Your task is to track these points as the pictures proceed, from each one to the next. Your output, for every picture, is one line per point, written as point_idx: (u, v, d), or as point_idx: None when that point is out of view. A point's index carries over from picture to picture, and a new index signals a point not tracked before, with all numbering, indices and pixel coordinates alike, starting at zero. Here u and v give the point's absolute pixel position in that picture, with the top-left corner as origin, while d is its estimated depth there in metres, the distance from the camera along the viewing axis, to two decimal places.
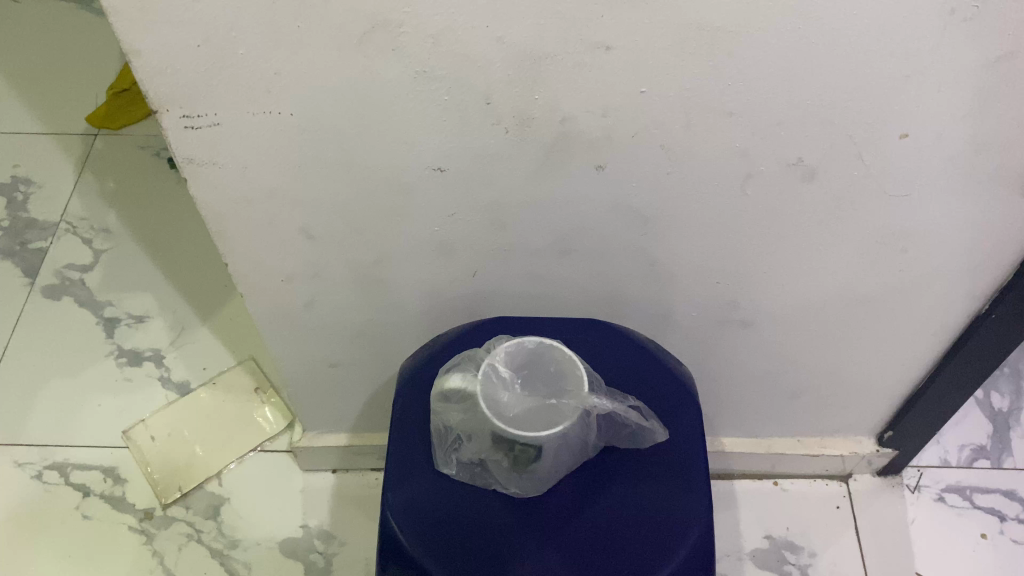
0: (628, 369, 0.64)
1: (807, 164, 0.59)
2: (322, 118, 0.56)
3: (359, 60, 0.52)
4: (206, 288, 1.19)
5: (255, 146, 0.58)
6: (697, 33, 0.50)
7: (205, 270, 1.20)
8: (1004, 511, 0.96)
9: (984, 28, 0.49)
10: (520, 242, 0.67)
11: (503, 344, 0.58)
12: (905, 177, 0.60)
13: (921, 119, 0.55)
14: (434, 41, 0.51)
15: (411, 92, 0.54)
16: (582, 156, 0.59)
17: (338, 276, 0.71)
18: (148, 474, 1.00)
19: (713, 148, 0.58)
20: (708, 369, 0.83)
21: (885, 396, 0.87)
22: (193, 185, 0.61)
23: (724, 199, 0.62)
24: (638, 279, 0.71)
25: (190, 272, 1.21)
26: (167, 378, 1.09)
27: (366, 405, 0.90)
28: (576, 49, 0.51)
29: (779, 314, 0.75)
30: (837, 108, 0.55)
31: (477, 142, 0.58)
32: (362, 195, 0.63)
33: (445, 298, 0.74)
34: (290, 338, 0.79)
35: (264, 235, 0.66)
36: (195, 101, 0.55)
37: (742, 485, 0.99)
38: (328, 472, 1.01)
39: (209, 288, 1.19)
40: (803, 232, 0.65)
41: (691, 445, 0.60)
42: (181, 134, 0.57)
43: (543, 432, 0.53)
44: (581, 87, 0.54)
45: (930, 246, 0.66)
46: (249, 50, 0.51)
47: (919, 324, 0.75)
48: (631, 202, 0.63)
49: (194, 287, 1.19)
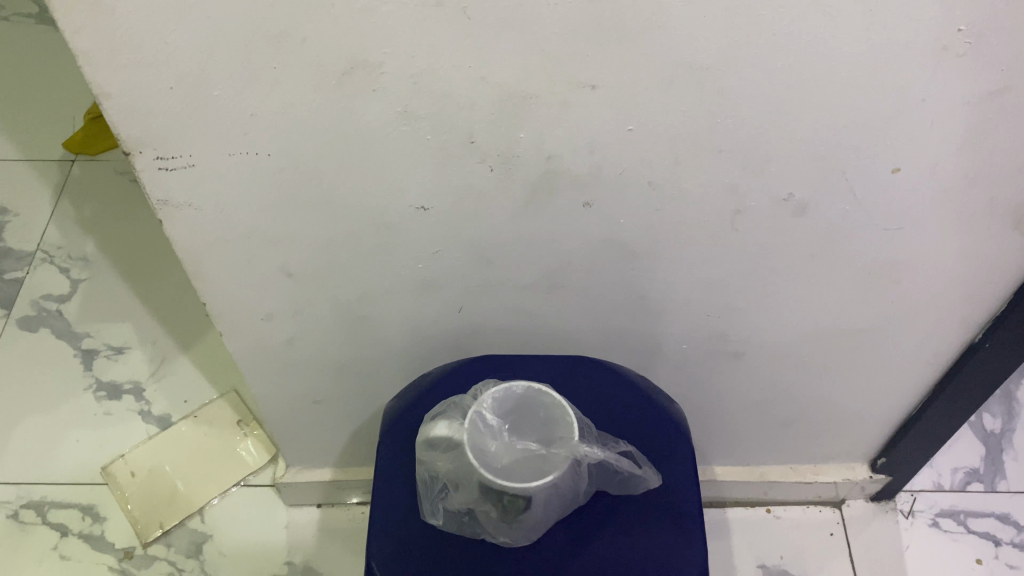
0: (619, 410, 0.63)
1: (798, 200, 0.58)
2: (300, 159, 0.55)
3: (338, 100, 0.51)
4: (186, 318, 1.17)
5: (232, 186, 0.56)
6: (684, 71, 0.49)
7: (185, 299, 1.18)
8: (999, 536, 0.95)
9: (976, 63, 0.48)
10: (507, 278, 0.66)
11: (490, 389, 0.56)
12: (897, 211, 0.59)
13: (914, 153, 0.54)
14: (415, 81, 0.49)
15: (392, 132, 0.53)
16: (569, 193, 0.58)
17: (320, 315, 0.70)
18: (128, 512, 0.97)
19: (702, 184, 0.57)
20: (699, 400, 0.82)
21: (878, 424, 0.85)
22: (169, 227, 0.59)
23: (714, 234, 0.61)
24: (626, 313, 0.70)
25: (171, 302, 1.19)
26: (147, 411, 1.07)
27: (351, 440, 0.89)
28: (563, 88, 0.50)
29: (771, 346, 0.73)
30: (829, 144, 0.54)
31: (461, 181, 0.56)
32: (343, 235, 0.61)
33: (431, 335, 0.73)
34: (271, 376, 0.77)
35: (243, 275, 0.64)
36: (169, 142, 0.53)
37: (735, 513, 0.98)
38: (313, 506, 0.99)
39: (190, 318, 1.17)
40: (794, 265, 0.64)
41: (684, 489, 0.58)
42: (155, 175, 0.55)
43: (533, 483, 0.52)
44: (567, 126, 0.52)
45: (923, 278, 0.65)
46: (224, 92, 0.50)
47: (912, 353, 0.74)
48: (619, 237, 0.61)
49: (174, 317, 1.17)
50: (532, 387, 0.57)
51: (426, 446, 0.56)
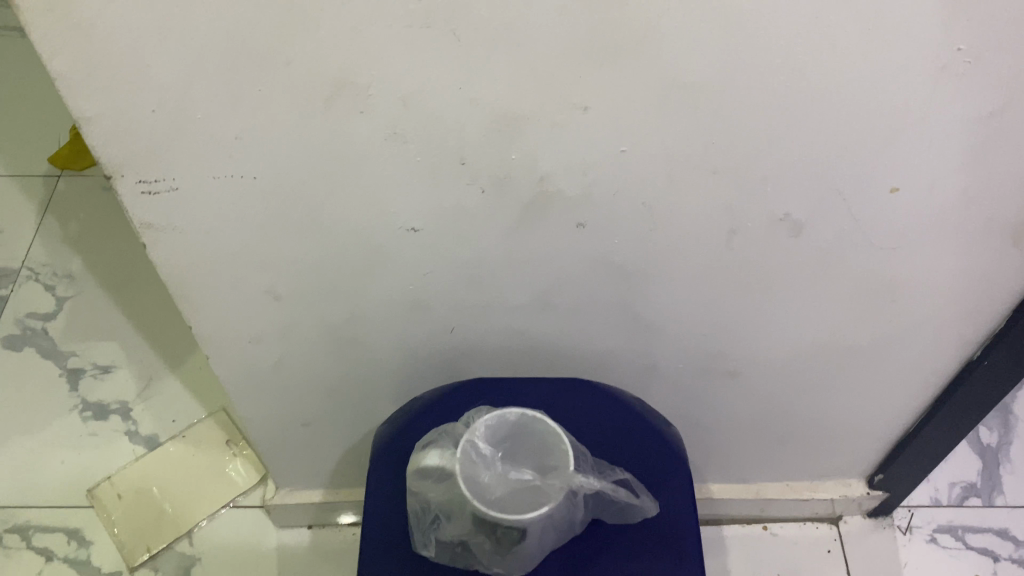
0: (615, 434, 0.61)
1: (795, 220, 0.57)
2: (287, 182, 0.53)
3: (325, 123, 0.49)
4: (174, 336, 1.15)
5: (217, 210, 0.55)
6: (679, 92, 0.48)
7: (172, 317, 1.17)
8: (997, 551, 0.94)
9: (974, 83, 0.47)
10: (499, 300, 0.65)
11: (483, 417, 0.55)
12: (895, 230, 0.58)
13: (913, 173, 0.53)
14: (404, 103, 0.48)
15: (381, 154, 0.52)
16: (561, 214, 0.56)
17: (309, 337, 0.68)
18: (114, 535, 0.96)
19: (697, 205, 0.56)
20: (694, 419, 0.81)
21: (875, 441, 0.85)
22: (153, 251, 0.58)
23: (709, 255, 0.60)
24: (620, 333, 0.69)
25: (158, 319, 1.17)
26: (134, 431, 1.05)
27: (341, 461, 0.87)
28: (555, 109, 0.49)
29: (767, 364, 0.72)
30: (826, 164, 0.53)
31: (452, 203, 0.55)
32: (331, 257, 0.60)
33: (422, 356, 0.71)
34: (259, 399, 0.76)
35: (229, 298, 0.63)
36: (152, 166, 0.51)
37: (732, 531, 0.97)
38: (304, 528, 0.98)
39: (177, 335, 1.15)
40: (790, 285, 0.63)
41: (681, 515, 0.57)
42: (138, 199, 0.54)
43: (528, 515, 0.50)
44: (559, 148, 0.51)
45: (921, 296, 0.64)
46: (207, 115, 0.48)
47: (910, 371, 0.73)
48: (612, 258, 0.60)
49: (161, 335, 1.15)
50: (526, 414, 0.56)
51: (417, 476, 0.54)
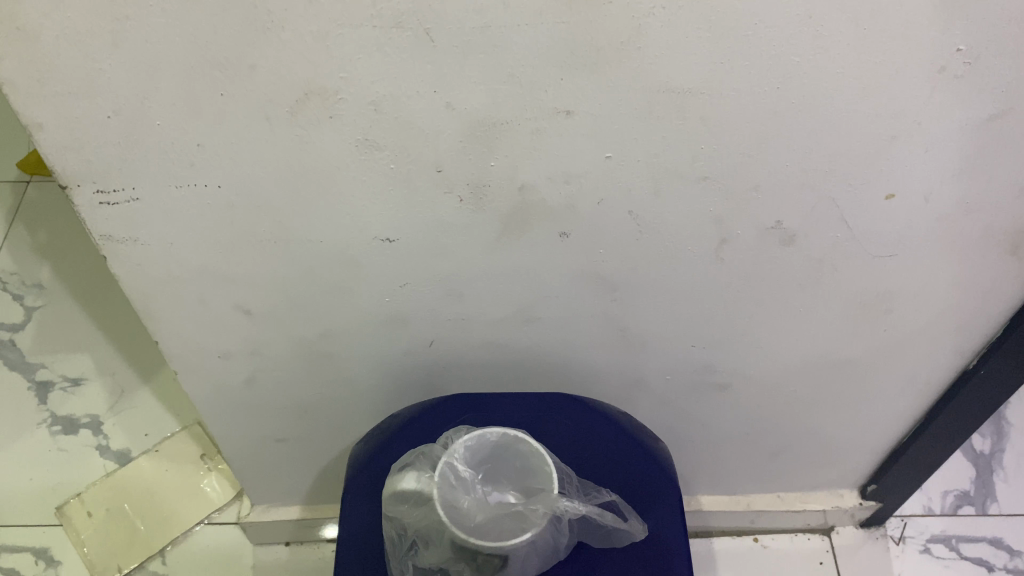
0: (601, 453, 0.59)
1: (786, 229, 0.55)
2: (254, 192, 0.50)
3: (292, 130, 0.47)
4: (145, 347, 1.12)
5: (180, 222, 0.52)
6: (665, 96, 0.45)
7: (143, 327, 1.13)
8: (992, 561, 0.92)
9: (974, 85, 0.45)
10: (479, 313, 0.62)
11: (462, 437, 0.53)
12: (890, 238, 0.56)
13: (909, 180, 0.51)
14: (376, 108, 0.45)
15: (352, 163, 0.49)
16: (542, 225, 0.54)
17: (281, 353, 0.65)
18: (84, 555, 0.92)
19: (684, 214, 0.53)
20: (683, 433, 0.78)
21: (867, 451, 0.83)
22: (113, 265, 0.55)
23: (698, 265, 0.57)
24: (606, 346, 0.66)
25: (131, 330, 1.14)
26: (105, 447, 1.02)
27: (320, 477, 0.85)
28: (536, 115, 0.46)
29: (757, 376, 0.70)
30: (819, 171, 0.50)
31: (429, 213, 0.53)
32: (303, 270, 0.57)
33: (400, 371, 0.69)
34: (231, 416, 0.73)
35: (196, 314, 0.60)
36: (108, 176, 0.48)
37: (722, 544, 0.95)
38: (282, 545, 0.95)
39: (149, 347, 1.12)
40: (782, 296, 0.61)
41: (670, 538, 0.55)
42: (95, 211, 0.51)
43: (509, 541, 0.48)
44: (539, 155, 0.49)
45: (916, 305, 0.62)
46: (167, 122, 0.46)
47: (904, 381, 0.71)
48: (597, 269, 0.58)
49: (134, 346, 1.12)
50: (508, 434, 0.53)
51: (393, 500, 0.52)
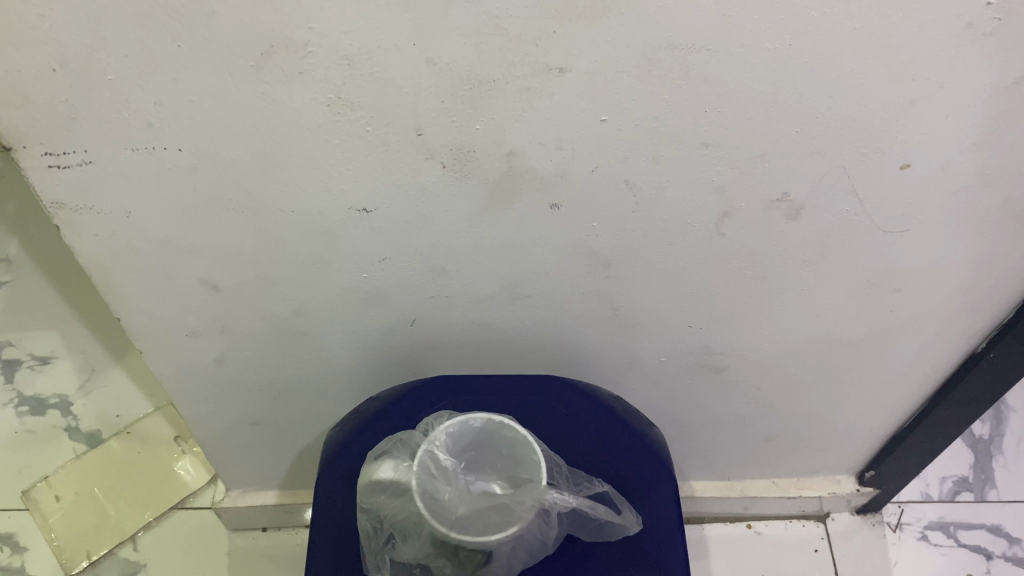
0: (591, 441, 0.55)
1: (793, 201, 0.51)
2: (218, 157, 0.46)
3: (258, 86, 0.42)
4: (114, 327, 1.07)
5: (139, 189, 0.48)
6: (666, 53, 0.41)
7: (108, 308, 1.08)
8: (991, 549, 0.90)
9: (1003, 44, 0.41)
10: (464, 289, 0.58)
11: (443, 423, 0.49)
12: (903, 213, 0.52)
13: (926, 148, 0.48)
14: (349, 62, 0.41)
15: (324, 124, 0.45)
16: (532, 194, 0.50)
17: (252, 331, 0.61)
18: (51, 541, 0.89)
19: (684, 184, 0.49)
20: (676, 418, 0.75)
21: (867, 436, 0.80)
22: (68, 236, 0.51)
23: (697, 240, 0.54)
24: (598, 325, 0.62)
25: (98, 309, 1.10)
26: (75, 428, 0.98)
27: (298, 460, 0.81)
28: (525, 72, 0.42)
29: (755, 358, 0.67)
30: (830, 138, 0.47)
31: (408, 180, 0.49)
32: (274, 243, 0.53)
33: (380, 351, 0.65)
34: (202, 397, 0.69)
35: (160, 290, 0.56)
36: (58, 137, 0.44)
37: (714, 530, 0.92)
38: (258, 531, 0.91)
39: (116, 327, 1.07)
40: (784, 274, 0.57)
41: (665, 531, 0.51)
42: (45, 176, 0.46)
43: (493, 536, 0.45)
44: (528, 118, 0.45)
45: (926, 284, 0.58)
46: (118, 77, 0.41)
47: (908, 363, 0.68)
48: (589, 244, 0.54)
49: (103, 322, 1.07)
50: (493, 420, 0.50)
51: (368, 490, 0.48)
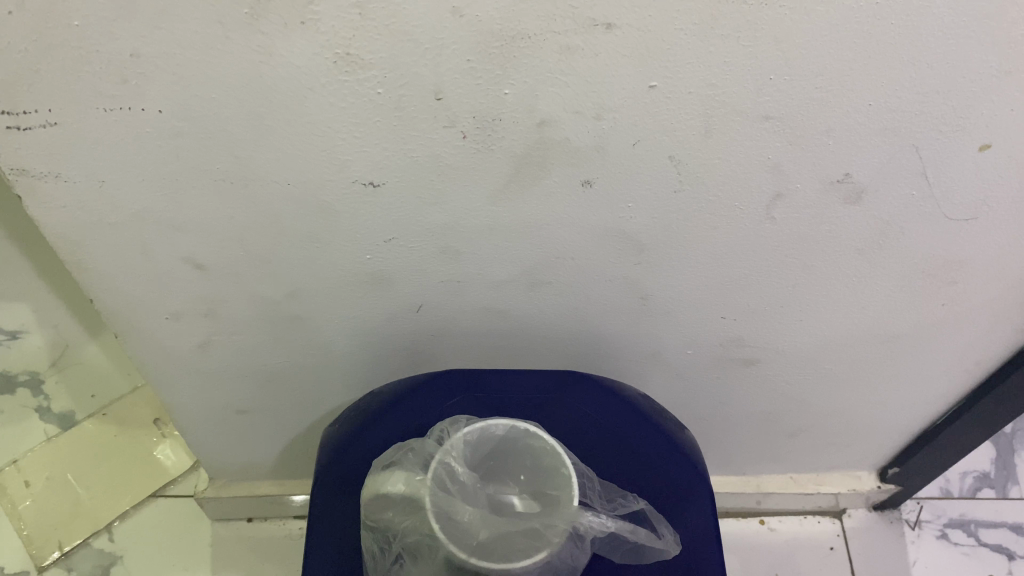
0: (619, 446, 0.50)
1: (856, 182, 0.45)
2: (205, 119, 0.40)
3: (254, 39, 0.36)
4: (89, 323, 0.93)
5: (114, 156, 0.41)
6: (734, 8, 0.35)
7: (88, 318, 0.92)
8: (1013, 549, 0.86)
9: None
10: (478, 273, 0.53)
11: (461, 431, 0.45)
12: (975, 199, 0.47)
13: (1013, 128, 0.42)
14: (361, 10, 0.35)
15: (329, 84, 0.38)
16: (564, 170, 0.44)
17: (241, 314, 0.55)
18: (20, 530, 0.84)
19: (736, 161, 0.44)
20: (697, 412, 0.70)
21: (895, 431, 0.75)
22: (31, 206, 0.44)
23: (744, 224, 0.48)
24: (621, 314, 0.57)
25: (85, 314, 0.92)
26: (46, 409, 0.93)
27: (288, 450, 0.76)
28: (566, 27, 0.36)
29: (790, 351, 0.62)
30: (908, 113, 0.41)
31: (423, 152, 0.42)
32: (267, 217, 0.47)
33: (381, 338, 0.59)
34: (184, 385, 0.63)
35: (137, 269, 0.50)
36: (17, 91, 0.37)
37: (726, 525, 0.87)
38: (243, 520, 0.87)
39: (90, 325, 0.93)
40: (835, 263, 0.52)
41: (699, 549, 0.47)
42: (3, 137, 0.39)
43: (519, 563, 0.40)
44: (565, 82, 0.39)
45: (985, 277, 0.53)
46: (88, 21, 0.34)
47: (952, 358, 0.63)
48: (622, 227, 0.48)
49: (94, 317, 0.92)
50: (517, 427, 0.45)
51: (375, 505, 0.43)
